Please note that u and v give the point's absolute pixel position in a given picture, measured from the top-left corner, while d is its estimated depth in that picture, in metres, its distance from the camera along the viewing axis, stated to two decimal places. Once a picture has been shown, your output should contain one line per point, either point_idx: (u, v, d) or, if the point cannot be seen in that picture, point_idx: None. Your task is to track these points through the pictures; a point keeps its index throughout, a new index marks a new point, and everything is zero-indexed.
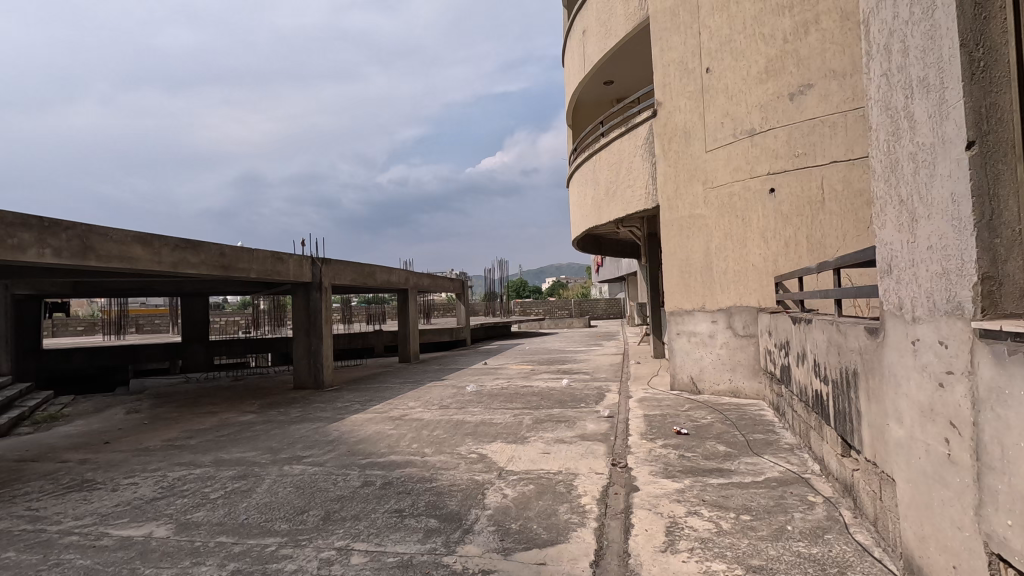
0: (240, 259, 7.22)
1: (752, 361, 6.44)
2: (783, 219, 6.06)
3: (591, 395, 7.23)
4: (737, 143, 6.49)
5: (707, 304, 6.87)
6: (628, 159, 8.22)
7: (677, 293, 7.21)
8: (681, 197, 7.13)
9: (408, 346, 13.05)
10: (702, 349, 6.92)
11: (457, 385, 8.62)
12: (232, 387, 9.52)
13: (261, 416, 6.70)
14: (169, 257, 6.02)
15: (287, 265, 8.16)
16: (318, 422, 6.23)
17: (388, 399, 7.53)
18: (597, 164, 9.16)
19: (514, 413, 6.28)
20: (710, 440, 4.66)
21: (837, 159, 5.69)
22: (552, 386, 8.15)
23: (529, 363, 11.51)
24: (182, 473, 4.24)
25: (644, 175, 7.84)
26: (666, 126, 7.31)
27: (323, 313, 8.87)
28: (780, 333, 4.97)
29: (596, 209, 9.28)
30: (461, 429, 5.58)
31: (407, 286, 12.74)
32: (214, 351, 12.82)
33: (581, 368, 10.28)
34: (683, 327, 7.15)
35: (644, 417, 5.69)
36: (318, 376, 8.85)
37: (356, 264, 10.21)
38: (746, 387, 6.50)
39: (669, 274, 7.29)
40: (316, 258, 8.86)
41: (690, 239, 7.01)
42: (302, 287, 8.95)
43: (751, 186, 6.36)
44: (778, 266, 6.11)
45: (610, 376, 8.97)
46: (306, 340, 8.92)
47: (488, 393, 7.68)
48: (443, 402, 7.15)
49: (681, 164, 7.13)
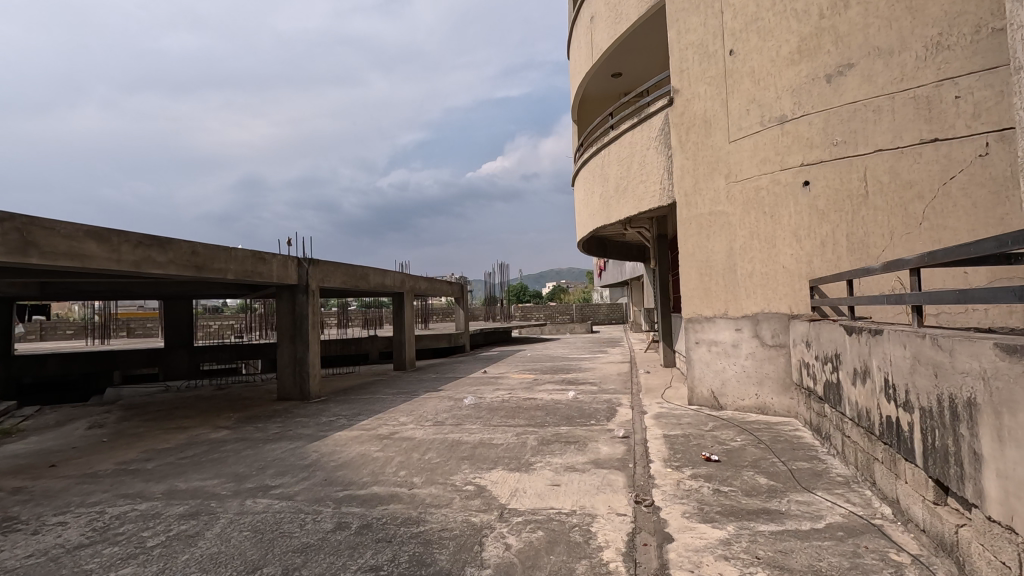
0: (215, 259, 6.56)
1: (782, 374, 5.77)
2: (819, 216, 5.41)
3: (601, 410, 6.56)
4: (765, 132, 5.86)
5: (730, 310, 6.22)
6: (640, 152, 7.58)
7: (696, 298, 6.56)
8: (700, 192, 6.50)
9: (403, 352, 12.39)
10: (725, 361, 6.26)
11: (454, 397, 7.95)
12: (212, 397, 8.85)
13: (235, 432, 6.02)
14: (130, 255, 5.36)
15: (270, 265, 7.51)
16: (298, 441, 5.56)
17: (377, 413, 6.88)
18: (606, 159, 8.52)
19: (516, 431, 5.63)
20: (747, 470, 3.99)
21: (883, 147, 5.01)
22: (557, 399, 7.49)
23: (532, 372, 10.82)
24: (122, 510, 3.57)
25: (658, 169, 7.20)
26: (684, 115, 6.69)
27: (311, 318, 8.23)
28: (825, 345, 4.31)
29: (605, 207, 8.62)
30: (457, 451, 4.92)
31: (403, 290, 12.10)
32: (198, 357, 12.15)
33: (588, 378, 9.60)
34: (703, 336, 6.49)
35: (665, 439, 5.02)
36: (304, 386, 8.18)
37: (347, 265, 9.57)
38: (775, 404, 5.82)
39: (687, 277, 6.65)
40: (303, 259, 8.21)
41: (711, 238, 6.38)
42: (288, 290, 8.29)
43: (782, 179, 5.71)
44: (813, 268, 5.45)
45: (620, 388, 8.30)
46: (291, 347, 8.24)
47: (487, 407, 7.02)
48: (439, 418, 6.47)
49: (701, 156, 6.51)
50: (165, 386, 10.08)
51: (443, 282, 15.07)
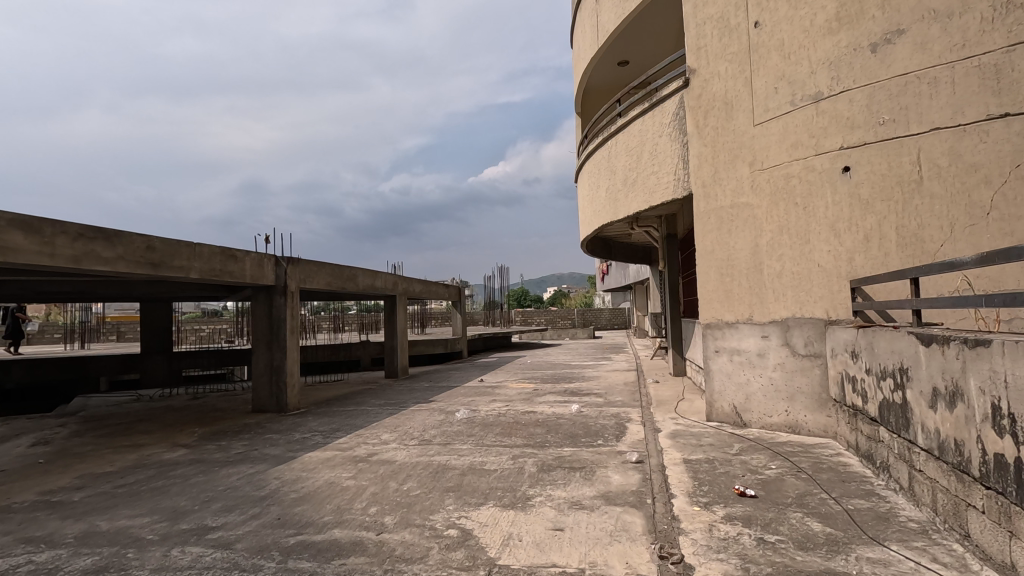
0: (177, 255, 5.84)
1: (817, 389, 5.03)
2: (862, 207, 4.70)
3: (608, 427, 5.84)
4: (796, 112, 5.15)
5: (755, 315, 5.51)
6: (652, 140, 6.87)
7: (716, 301, 5.85)
8: (721, 181, 5.80)
9: (395, 359, 11.67)
10: (749, 372, 5.55)
11: (445, 410, 7.22)
12: (183, 408, 8.12)
13: (192, 452, 5.29)
14: (68, 250, 4.64)
15: (241, 264, 6.79)
16: (262, 464, 4.83)
17: (358, 429, 6.16)
18: (613, 150, 7.82)
19: (513, 453, 4.90)
20: (792, 509, 3.25)
21: (940, 126, 4.30)
22: (559, 412, 6.76)
23: (532, 381, 10.10)
24: (13, 564, 2.84)
25: (672, 158, 6.50)
26: (701, 98, 6.00)
27: (289, 322, 7.52)
28: (882, 357, 3.60)
29: (612, 202, 7.91)
30: (442, 479, 4.19)
31: (396, 293, 11.38)
32: (177, 364, 11.42)
33: (593, 389, 8.87)
34: (724, 344, 5.78)
35: (686, 465, 4.30)
36: (280, 397, 7.45)
37: (333, 265, 8.87)
38: (808, 422, 5.08)
39: (705, 278, 5.94)
40: (281, 258, 7.50)
41: (734, 233, 5.68)
42: (264, 292, 7.59)
43: (816, 165, 5.01)
44: (854, 267, 4.73)
45: (629, 400, 7.58)
46: (267, 354, 7.53)
47: (482, 422, 6.30)
48: (426, 435, 5.75)
49: (721, 143, 5.82)
50: (136, 395, 9.35)
51: (440, 285, 14.33)
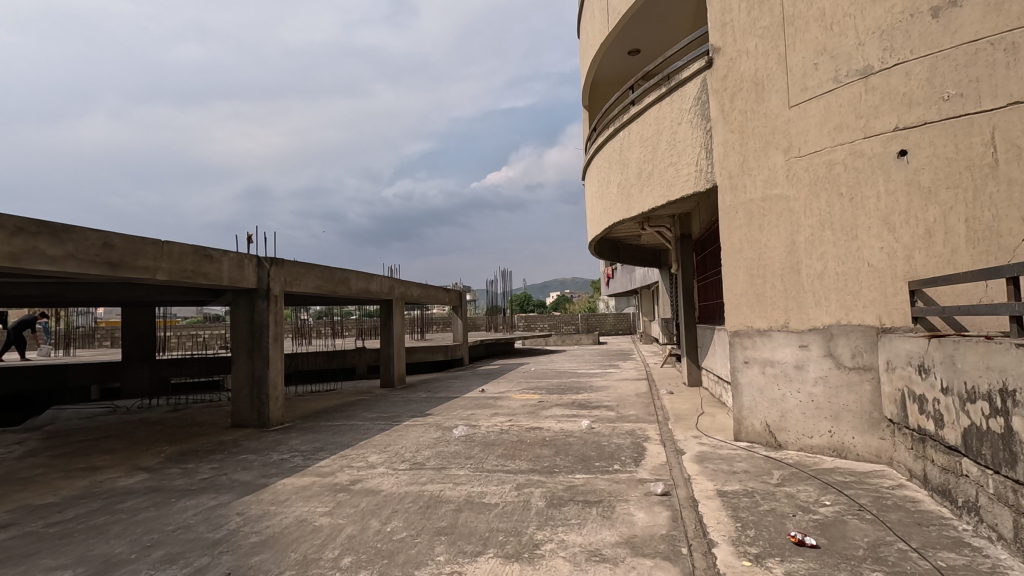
0: (141, 254, 5.23)
1: (867, 407, 4.37)
2: (922, 196, 4.06)
3: (625, 448, 5.18)
4: (841, 90, 4.53)
5: (792, 321, 4.87)
6: (669, 128, 6.26)
7: (744, 306, 5.24)
8: (751, 171, 5.21)
9: (392, 368, 11.02)
10: (785, 387, 4.91)
11: (442, 426, 6.57)
12: (159, 422, 7.47)
13: (153, 478, 4.65)
14: (4, 246, 4.02)
15: (218, 264, 6.18)
16: (228, 493, 4.19)
17: (344, 449, 5.51)
18: (626, 142, 7.20)
19: (518, 481, 4.25)
20: (868, 567, 2.60)
21: (1020, 99, 3.65)
22: (568, 430, 6.10)
23: (537, 392, 9.45)
24: None
25: (693, 147, 5.87)
26: (727, 79, 5.41)
27: (273, 328, 6.89)
28: (969, 373, 2.97)
29: (624, 199, 7.29)
30: (435, 517, 3.54)
31: (392, 297, 10.76)
32: (160, 372, 10.76)
33: (602, 401, 8.21)
34: (755, 354, 5.15)
35: (722, 499, 3.64)
36: (262, 411, 6.81)
37: (322, 267, 8.26)
38: (856, 445, 4.42)
39: (733, 279, 5.33)
40: (264, 258, 6.89)
41: (766, 229, 5.07)
42: (246, 295, 6.97)
43: (866, 150, 4.37)
44: (913, 266, 4.08)
45: (643, 415, 6.92)
46: (249, 364, 6.91)
47: (482, 441, 5.65)
48: (419, 457, 5.10)
49: (751, 129, 5.22)
50: (113, 406, 8.72)
51: (440, 289, 13.71)
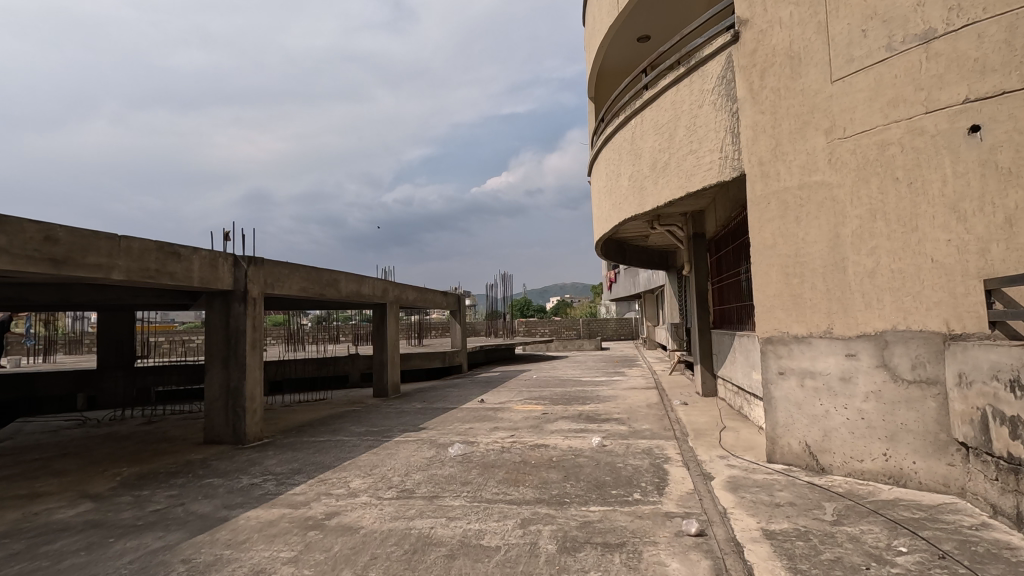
0: (93, 249, 4.61)
1: (930, 428, 3.74)
2: (1000, 179, 3.43)
3: (645, 472, 4.54)
4: (895, 59, 3.92)
5: (836, 326, 4.24)
6: (689, 112, 5.65)
7: (779, 308, 4.63)
8: (785, 157, 4.61)
9: (385, 376, 10.37)
10: (828, 403, 4.28)
11: (437, 443, 5.93)
12: (127, 438, 6.81)
13: (97, 509, 3.98)
14: None
15: (186, 263, 5.56)
16: (180, 530, 3.53)
17: (324, 472, 4.86)
18: (639, 130, 6.60)
19: (523, 516, 3.59)
20: None
21: None
22: (576, 449, 5.47)
23: (540, 402, 8.81)
24: None
25: (717, 132, 5.26)
26: (756, 54, 4.83)
27: (250, 335, 6.26)
28: None
29: (636, 193, 6.67)
30: (423, 566, 2.89)
31: (386, 300, 10.14)
32: (138, 381, 10.08)
33: (611, 414, 7.58)
34: (792, 363, 4.52)
35: (772, 544, 2.99)
36: (237, 427, 6.15)
37: (309, 268, 7.66)
38: (917, 471, 3.79)
39: (765, 279, 4.72)
40: (241, 257, 6.27)
41: (804, 221, 4.45)
42: (220, 297, 6.33)
43: (928, 126, 3.75)
44: (989, 261, 3.46)
45: (658, 430, 6.29)
46: (223, 373, 6.26)
47: (481, 462, 5.01)
48: (408, 482, 4.45)
49: (785, 109, 4.62)
50: (81, 418, 8.05)
51: (438, 293, 13.11)
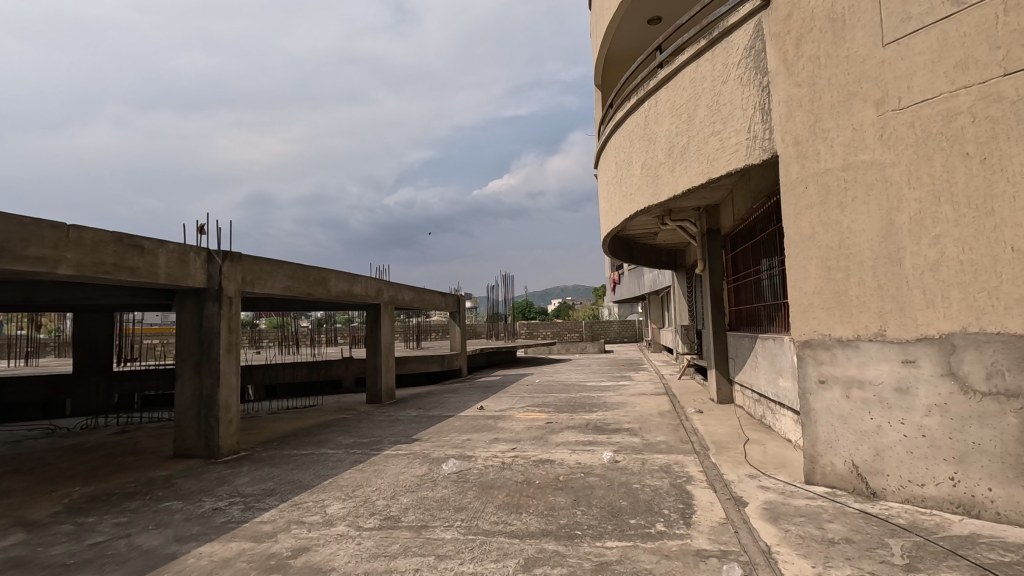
0: (35, 240, 4.03)
1: (1011, 449, 3.16)
2: None
3: (667, 497, 3.94)
4: (965, 15, 3.36)
5: (890, 327, 3.66)
6: (712, 90, 5.09)
7: (819, 307, 4.05)
8: (826, 133, 4.03)
9: (379, 381, 9.78)
10: (880, 418, 3.69)
11: (431, 458, 5.34)
12: (92, 450, 6.22)
13: (25, 542, 3.39)
14: None
15: (151, 257, 4.98)
16: (115, 571, 2.95)
17: (300, 493, 4.27)
18: (653, 113, 6.03)
19: (528, 555, 2.99)
20: None
21: None
22: (587, 466, 4.88)
23: (543, 410, 8.22)
24: None
25: (745, 111, 4.69)
26: (791, 20, 4.27)
27: (224, 337, 5.68)
28: None
29: (649, 182, 6.10)
30: None
31: (380, 300, 9.57)
32: (117, 387, 9.50)
33: (621, 423, 6.99)
34: (836, 371, 3.94)
35: None
36: (209, 439, 5.55)
37: (294, 264, 7.09)
38: (992, 499, 3.22)
39: (804, 273, 4.14)
40: (215, 252, 5.69)
41: (850, 206, 3.88)
42: (192, 296, 5.75)
43: (1009, 92, 3.19)
44: None
45: (675, 444, 5.70)
46: (195, 380, 5.68)
47: (479, 482, 4.42)
48: (393, 508, 3.86)
49: (826, 79, 4.04)
50: (50, 428, 7.46)
51: (436, 294, 12.52)
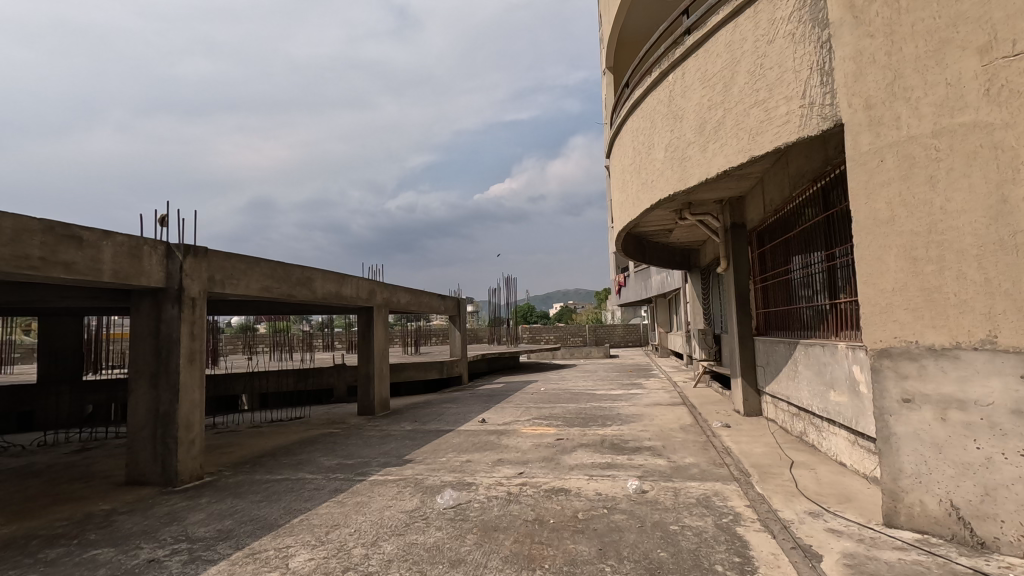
0: None
1: None
2: None
3: (717, 546, 3.14)
4: None
5: (1002, 333, 2.88)
6: (755, 52, 4.32)
7: (902, 308, 3.27)
8: (910, 92, 3.26)
9: (371, 391, 8.99)
10: (989, 447, 2.91)
11: (425, 487, 4.55)
12: (37, 474, 5.41)
13: None
14: None
15: (93, 249, 4.22)
16: None
17: (261, 538, 3.48)
18: (681, 85, 5.26)
19: None
20: None
21: None
22: (609, 499, 4.08)
23: (551, 423, 7.42)
24: None
25: (799, 73, 3.91)
26: None
27: (186, 345, 4.91)
28: None
29: (676, 166, 5.33)
30: None
31: (372, 303, 8.79)
32: (86, 398, 8.71)
33: (641, 440, 6.19)
34: (928, 388, 3.15)
35: None
36: (167, 464, 4.77)
37: (273, 262, 6.32)
38: None
39: (882, 267, 3.36)
40: (175, 246, 4.92)
41: (944, 181, 3.10)
42: (149, 297, 4.97)
43: None
44: None
45: (708, 468, 4.91)
46: (152, 394, 4.89)
47: (481, 522, 3.63)
48: (373, 561, 3.07)
49: (909, 26, 3.26)
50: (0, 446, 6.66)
51: (434, 297, 11.73)
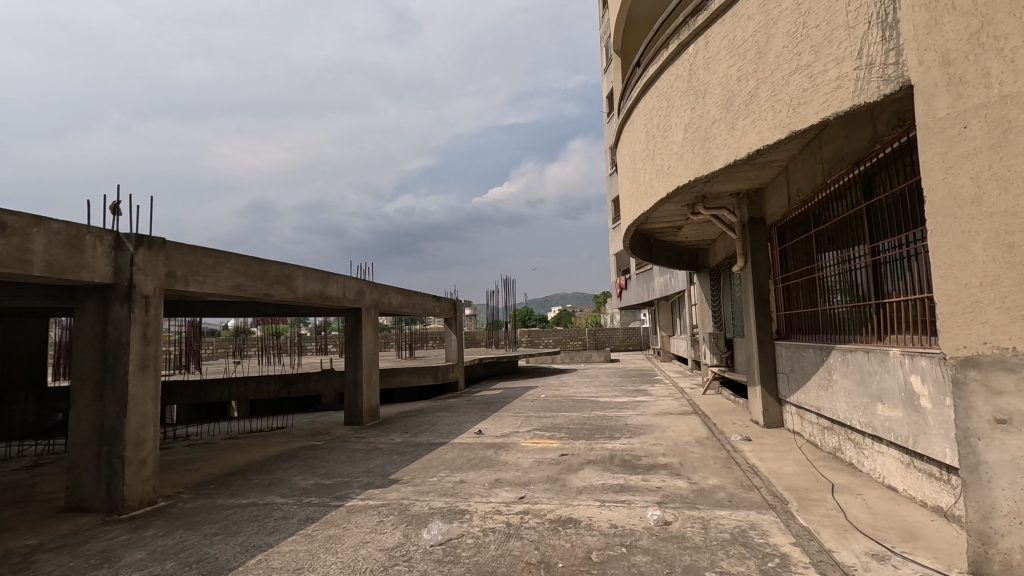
0: None
1: None
2: None
3: None
4: None
5: None
6: (796, 10, 3.71)
7: (994, 307, 2.65)
8: (1003, 41, 2.64)
9: (358, 399, 8.34)
10: None
11: (410, 515, 3.90)
12: None
13: None
14: None
15: (17, 237, 3.57)
16: None
17: None
18: (704, 56, 4.65)
19: None
20: None
21: None
22: (627, 534, 3.44)
23: (554, 435, 6.78)
24: None
25: (854, 29, 3.30)
26: None
27: (137, 350, 4.27)
28: None
29: (698, 147, 4.71)
30: None
31: (360, 304, 8.15)
32: (51, 406, 8.05)
33: (655, 457, 5.56)
34: None
35: None
36: (112, 487, 4.13)
37: (245, 256, 5.69)
38: None
39: (967, 257, 2.74)
40: (126, 236, 4.29)
41: None
42: (95, 294, 4.33)
43: None
44: None
45: (736, 492, 4.28)
46: (96, 406, 4.25)
47: (474, 566, 2.99)
48: None
49: None
50: None
51: (429, 298, 11.09)
